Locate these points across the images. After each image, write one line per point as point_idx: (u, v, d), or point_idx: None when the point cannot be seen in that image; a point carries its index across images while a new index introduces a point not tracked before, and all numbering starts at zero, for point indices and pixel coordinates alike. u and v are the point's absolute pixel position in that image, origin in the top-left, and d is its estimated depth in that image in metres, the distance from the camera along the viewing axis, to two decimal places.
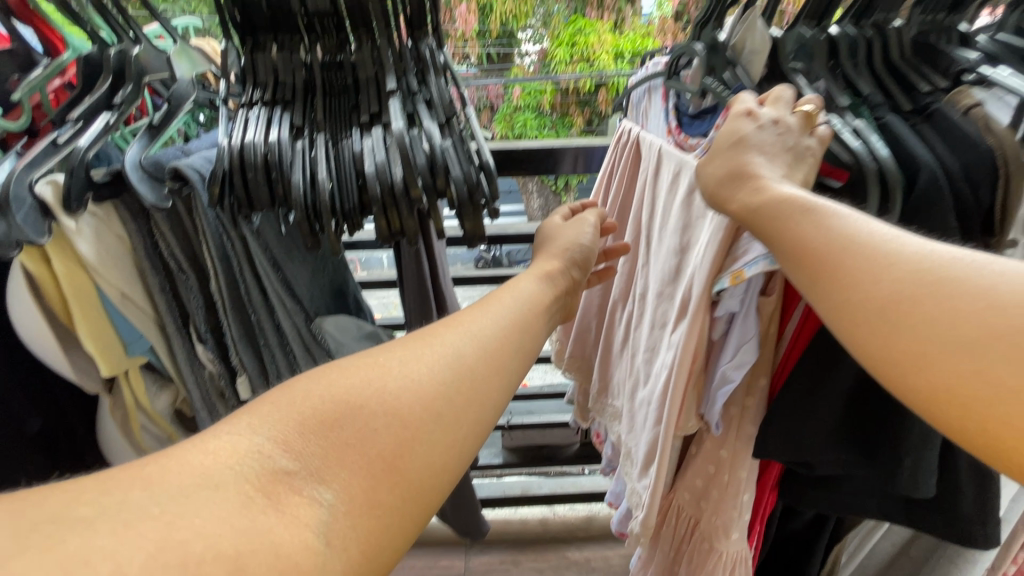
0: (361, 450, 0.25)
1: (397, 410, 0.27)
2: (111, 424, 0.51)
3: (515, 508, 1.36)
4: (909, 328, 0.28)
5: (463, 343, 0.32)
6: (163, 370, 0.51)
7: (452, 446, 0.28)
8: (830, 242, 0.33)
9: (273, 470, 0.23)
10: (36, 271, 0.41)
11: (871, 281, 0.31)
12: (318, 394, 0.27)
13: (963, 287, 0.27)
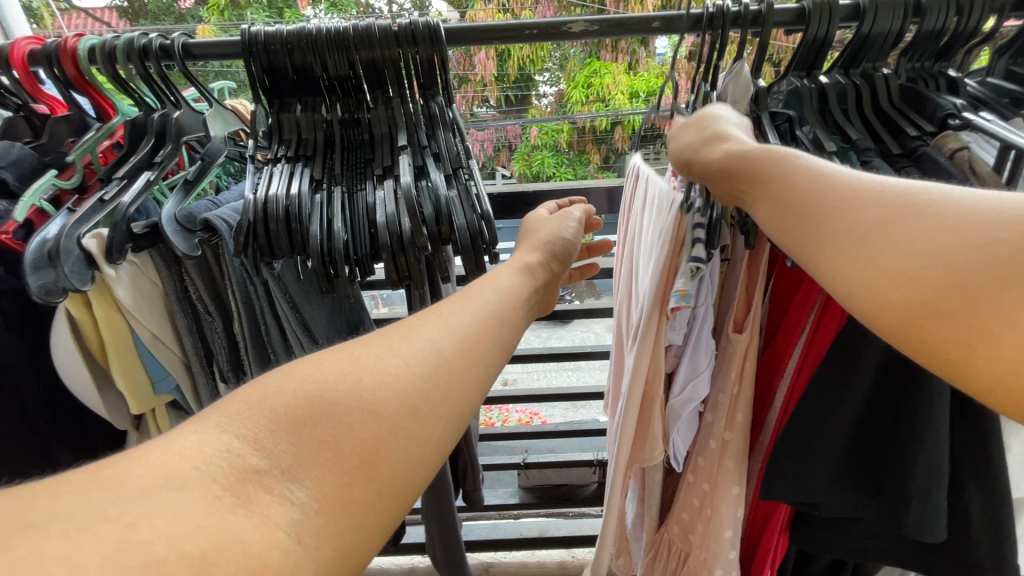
0: (337, 446, 0.24)
1: (373, 403, 0.26)
2: None
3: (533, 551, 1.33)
4: (893, 246, 0.26)
5: (441, 335, 0.32)
6: (187, 408, 0.54)
7: (428, 440, 0.28)
8: (809, 182, 0.32)
9: (243, 465, 0.22)
10: (79, 315, 0.44)
11: (858, 209, 0.28)
12: (290, 389, 0.25)
13: (951, 207, 0.25)
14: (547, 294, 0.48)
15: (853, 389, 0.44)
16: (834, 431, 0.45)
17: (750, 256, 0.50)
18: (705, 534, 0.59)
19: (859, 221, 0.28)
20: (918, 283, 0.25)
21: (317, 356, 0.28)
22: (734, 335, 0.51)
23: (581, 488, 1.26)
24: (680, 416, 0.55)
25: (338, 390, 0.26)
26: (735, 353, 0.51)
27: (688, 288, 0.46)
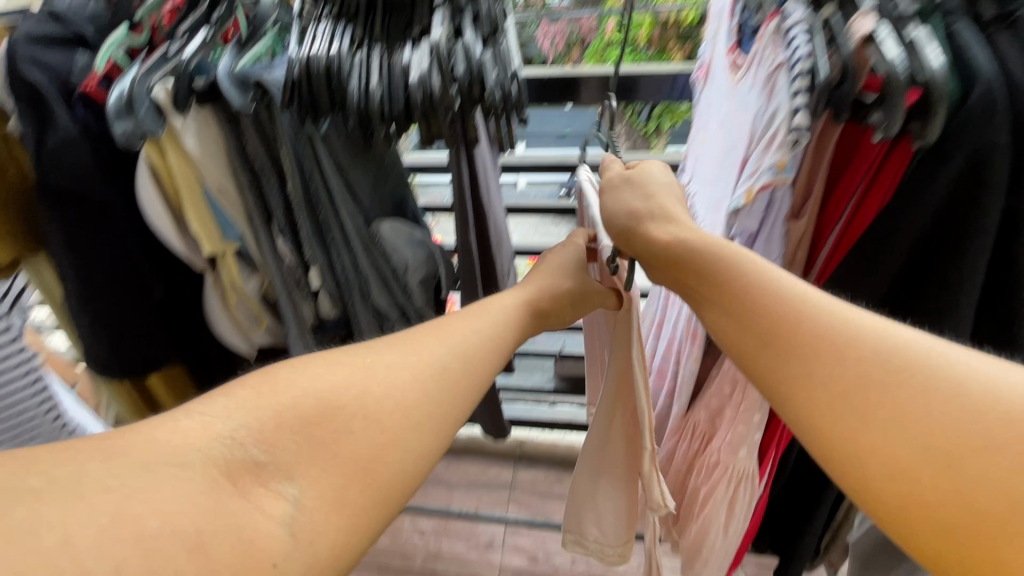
0: (337, 450, 0.31)
1: (372, 410, 0.34)
2: (213, 299, 0.61)
3: (564, 434, 1.45)
4: (877, 423, 0.29)
5: (447, 355, 0.39)
6: (253, 259, 0.61)
7: (422, 451, 0.35)
8: (767, 309, 0.34)
9: (240, 459, 0.29)
10: (157, 163, 0.51)
11: (834, 362, 0.31)
12: (293, 393, 0.32)
13: (936, 389, 0.28)
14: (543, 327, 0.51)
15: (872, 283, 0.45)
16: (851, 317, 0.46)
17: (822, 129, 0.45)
18: (712, 428, 0.63)
19: (833, 380, 0.31)
20: (909, 469, 0.28)
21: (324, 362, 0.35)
22: (790, 222, 0.48)
23: None
24: None
25: (343, 404, 0.33)
26: (790, 241, 0.49)
27: (789, 161, 0.41)
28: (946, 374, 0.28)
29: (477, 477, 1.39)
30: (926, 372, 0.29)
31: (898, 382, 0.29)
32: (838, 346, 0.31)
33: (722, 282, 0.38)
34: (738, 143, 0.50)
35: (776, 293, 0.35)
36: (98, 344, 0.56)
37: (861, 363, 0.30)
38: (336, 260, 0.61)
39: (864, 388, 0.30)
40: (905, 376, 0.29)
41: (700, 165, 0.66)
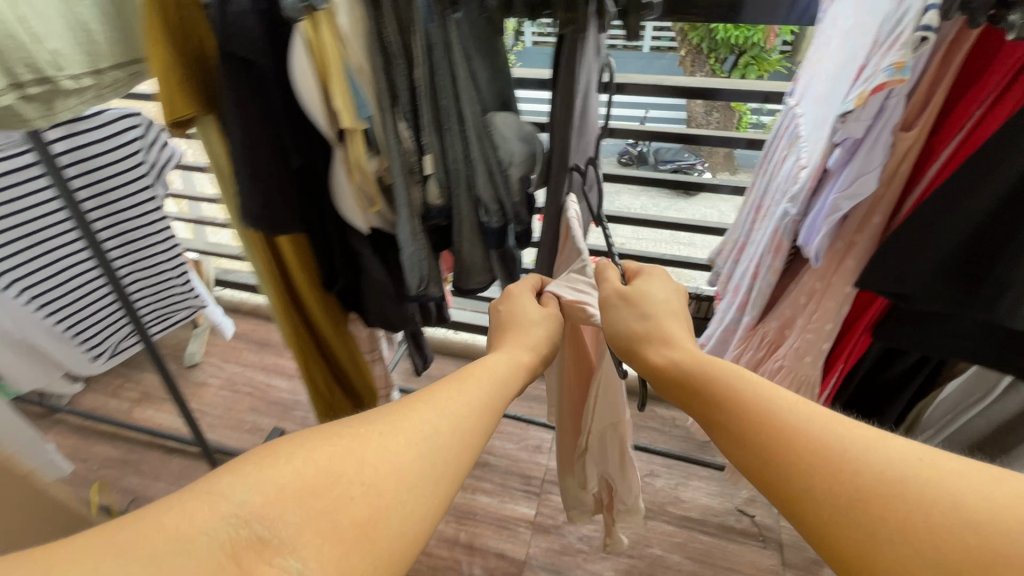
0: (339, 518, 0.35)
1: (369, 478, 0.38)
2: (340, 171, 0.67)
3: None
4: (884, 524, 0.33)
5: (437, 419, 0.44)
6: (376, 142, 0.66)
7: (422, 515, 0.39)
8: (766, 423, 0.41)
9: (245, 538, 0.32)
10: (309, 36, 0.56)
11: (831, 473, 0.36)
12: (291, 472, 0.36)
13: (930, 492, 0.33)
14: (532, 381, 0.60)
15: (978, 197, 0.45)
16: (953, 231, 0.47)
17: (955, 34, 0.44)
18: (782, 335, 0.68)
19: (835, 495, 0.35)
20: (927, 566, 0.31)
21: (336, 428, 0.40)
22: (900, 133, 0.49)
23: None
24: (833, 215, 0.52)
25: (348, 472, 0.37)
26: (897, 152, 0.50)
27: (909, 61, 0.42)
28: (931, 474, 0.34)
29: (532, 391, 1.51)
30: (911, 482, 0.34)
31: (891, 496, 0.33)
32: (837, 460, 0.36)
33: (727, 404, 0.44)
34: (862, 50, 0.51)
35: (773, 413, 0.41)
36: (253, 195, 0.64)
37: (852, 479, 0.35)
38: (449, 148, 0.67)
39: (871, 501, 0.34)
40: (901, 487, 0.34)
41: (814, 83, 0.65)
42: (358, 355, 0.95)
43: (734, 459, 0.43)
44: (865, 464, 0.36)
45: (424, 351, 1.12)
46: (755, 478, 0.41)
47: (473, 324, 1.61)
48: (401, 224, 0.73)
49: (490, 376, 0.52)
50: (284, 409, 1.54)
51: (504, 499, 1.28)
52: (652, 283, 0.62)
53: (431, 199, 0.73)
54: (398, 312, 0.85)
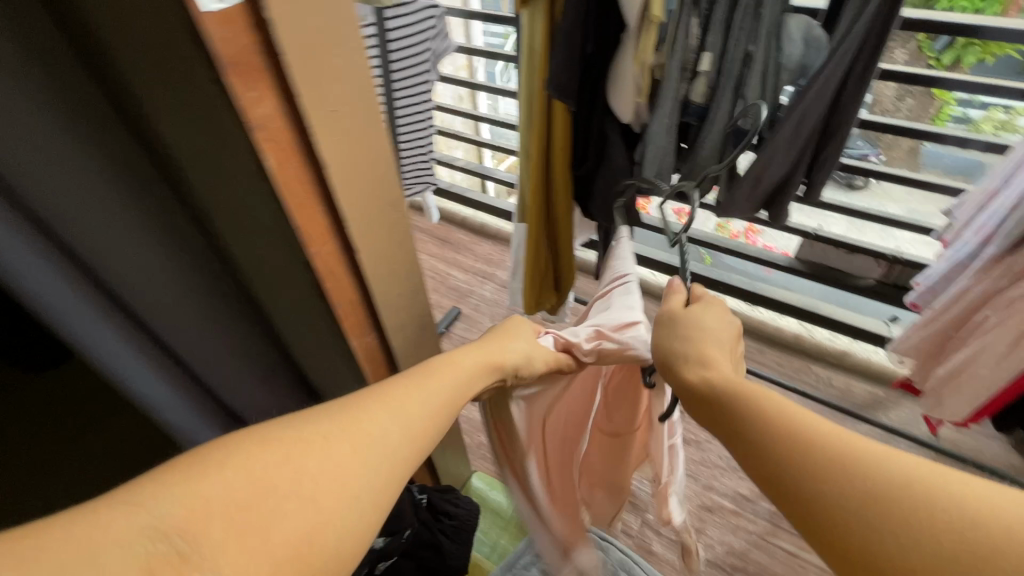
0: (276, 532, 0.33)
1: (316, 484, 0.36)
2: (628, 57, 0.78)
3: (778, 317, 1.60)
4: (889, 513, 0.36)
5: (389, 426, 0.42)
6: (664, 35, 0.78)
7: (375, 507, 0.39)
8: (789, 437, 0.41)
9: (161, 553, 0.29)
10: None
11: (846, 475, 0.38)
12: (223, 483, 0.33)
13: (926, 485, 0.36)
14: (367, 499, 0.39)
15: None
16: None
17: None
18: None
19: (849, 490, 0.37)
20: (927, 550, 0.34)
21: (270, 443, 0.37)
22: None
23: (862, 276, 1.43)
24: None
25: (297, 472, 0.36)
26: None
27: None
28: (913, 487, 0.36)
29: None
30: (917, 477, 0.37)
31: (897, 485, 0.36)
32: (845, 461, 0.38)
33: (753, 419, 0.44)
34: None
35: (797, 427, 0.42)
36: (558, 69, 0.79)
37: (865, 477, 0.37)
38: (730, 46, 0.76)
39: (869, 502, 0.36)
40: (907, 483, 0.36)
41: None
42: (557, 248, 1.10)
43: (750, 466, 0.43)
44: (871, 463, 0.38)
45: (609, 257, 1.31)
46: (769, 487, 0.42)
47: (646, 258, 1.76)
48: (661, 114, 0.85)
49: (450, 391, 0.49)
50: (461, 295, 1.78)
51: None
52: (708, 309, 0.59)
53: (693, 96, 0.83)
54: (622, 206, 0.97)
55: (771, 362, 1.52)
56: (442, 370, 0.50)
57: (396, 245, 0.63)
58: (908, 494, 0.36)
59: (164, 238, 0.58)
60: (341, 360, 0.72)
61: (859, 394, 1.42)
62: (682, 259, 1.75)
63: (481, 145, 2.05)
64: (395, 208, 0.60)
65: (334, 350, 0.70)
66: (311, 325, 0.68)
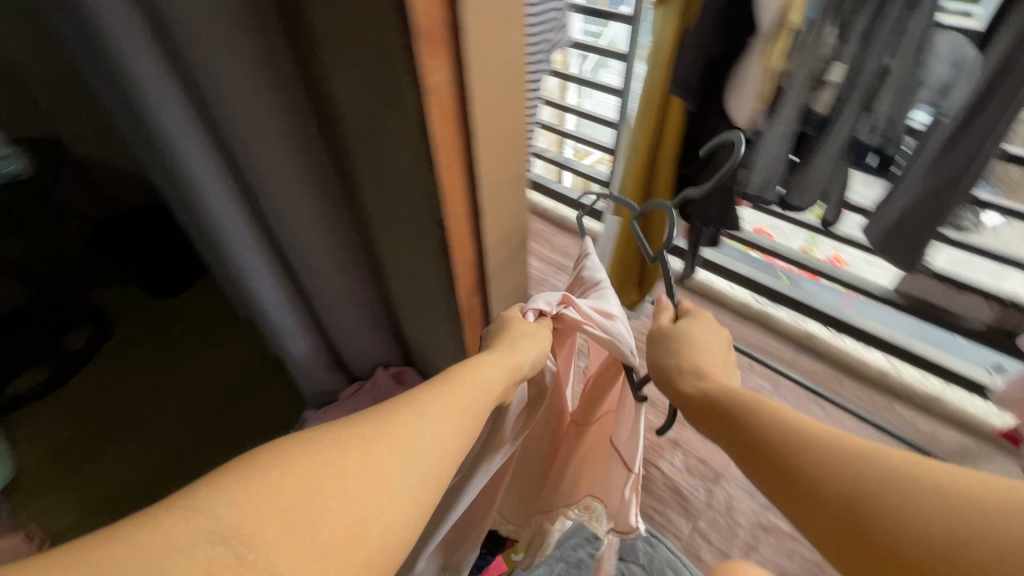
0: (321, 529, 0.32)
1: (357, 484, 0.36)
2: (754, 64, 0.79)
3: (864, 349, 1.53)
4: (876, 509, 0.36)
5: (417, 432, 0.41)
6: (795, 45, 0.78)
7: (412, 505, 0.38)
8: (776, 443, 0.42)
9: (222, 556, 0.29)
10: None
11: (832, 477, 0.39)
12: (268, 489, 0.32)
13: (908, 480, 0.36)
14: (405, 497, 0.38)
15: None
16: None
17: None
18: None
19: (836, 491, 0.38)
20: (912, 541, 0.34)
21: (309, 447, 0.36)
22: None
23: (967, 319, 1.33)
24: None
25: (341, 471, 0.35)
26: None
27: None
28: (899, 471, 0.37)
29: (764, 343, 1.60)
30: (903, 473, 0.37)
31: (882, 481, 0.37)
32: (831, 464, 0.39)
33: (746, 428, 0.45)
34: None
35: (786, 433, 0.42)
36: (685, 68, 0.82)
37: (850, 478, 0.38)
38: (867, 58, 0.76)
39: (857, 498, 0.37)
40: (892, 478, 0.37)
41: None
42: (646, 244, 1.14)
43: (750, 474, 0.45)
44: (859, 464, 0.38)
45: (693, 261, 1.33)
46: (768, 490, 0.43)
47: (725, 270, 1.72)
48: (778, 122, 0.85)
49: (478, 396, 0.48)
50: (535, 283, 1.83)
51: None
52: (697, 323, 0.59)
53: (816, 106, 0.83)
54: (721, 209, 0.98)
55: (849, 394, 1.45)
56: (467, 372, 0.48)
57: (510, 221, 0.68)
58: (892, 485, 0.36)
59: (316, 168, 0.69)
60: (444, 319, 0.78)
61: (948, 442, 1.33)
62: (764, 276, 1.70)
63: (563, 136, 2.08)
64: (519, 184, 0.66)
65: (441, 309, 0.76)
66: (425, 283, 0.75)
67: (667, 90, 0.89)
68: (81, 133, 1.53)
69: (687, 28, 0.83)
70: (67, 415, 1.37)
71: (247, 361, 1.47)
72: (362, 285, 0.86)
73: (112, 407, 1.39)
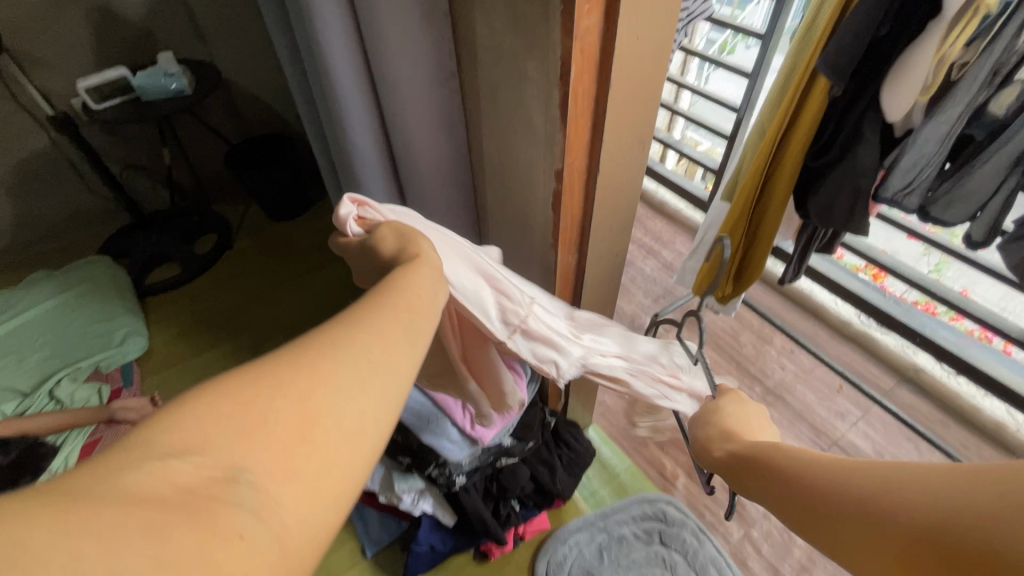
0: (271, 430, 0.29)
1: (297, 384, 0.31)
2: (926, 50, 0.71)
3: (981, 394, 1.37)
4: (903, 523, 0.29)
5: (342, 332, 0.35)
6: (983, 34, 0.69)
7: (369, 393, 0.33)
8: (792, 492, 0.37)
9: (179, 468, 0.26)
10: None
11: (854, 504, 0.32)
12: (218, 406, 0.29)
13: (922, 477, 0.30)
14: (344, 386, 0.32)
15: None
16: None
17: None
18: None
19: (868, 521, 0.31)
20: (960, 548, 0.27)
21: (247, 366, 0.32)
22: None
23: None
24: None
25: (277, 377, 0.31)
26: None
27: None
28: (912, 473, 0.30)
29: (862, 366, 1.48)
30: (918, 474, 0.30)
31: (895, 491, 0.31)
32: (844, 490, 0.33)
33: (768, 480, 0.40)
34: None
35: (798, 471, 0.37)
36: (839, 47, 0.75)
37: (869, 500, 0.31)
38: None
39: (883, 521, 0.30)
40: (901, 483, 0.31)
41: None
42: (758, 225, 1.02)
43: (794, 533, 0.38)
44: (866, 479, 0.32)
45: (801, 266, 1.22)
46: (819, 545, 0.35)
47: (831, 282, 1.59)
48: (939, 123, 0.76)
49: (431, 297, 0.41)
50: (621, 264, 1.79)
51: (786, 434, 1.32)
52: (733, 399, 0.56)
53: (993, 106, 0.73)
54: (848, 210, 0.90)
55: (953, 439, 1.32)
56: (412, 273, 0.41)
57: (620, 187, 0.68)
58: (900, 489, 0.30)
59: (436, 98, 0.72)
60: (537, 273, 0.79)
61: None
62: (876, 296, 1.55)
63: (675, 115, 1.99)
64: (639, 147, 0.64)
65: (536, 263, 0.77)
66: (524, 232, 0.76)
67: (812, 72, 0.82)
68: (234, 62, 1.69)
69: (846, 9, 0.77)
70: (191, 307, 1.57)
71: (346, 288, 1.58)
72: (460, 229, 0.90)
73: (225, 305, 1.57)
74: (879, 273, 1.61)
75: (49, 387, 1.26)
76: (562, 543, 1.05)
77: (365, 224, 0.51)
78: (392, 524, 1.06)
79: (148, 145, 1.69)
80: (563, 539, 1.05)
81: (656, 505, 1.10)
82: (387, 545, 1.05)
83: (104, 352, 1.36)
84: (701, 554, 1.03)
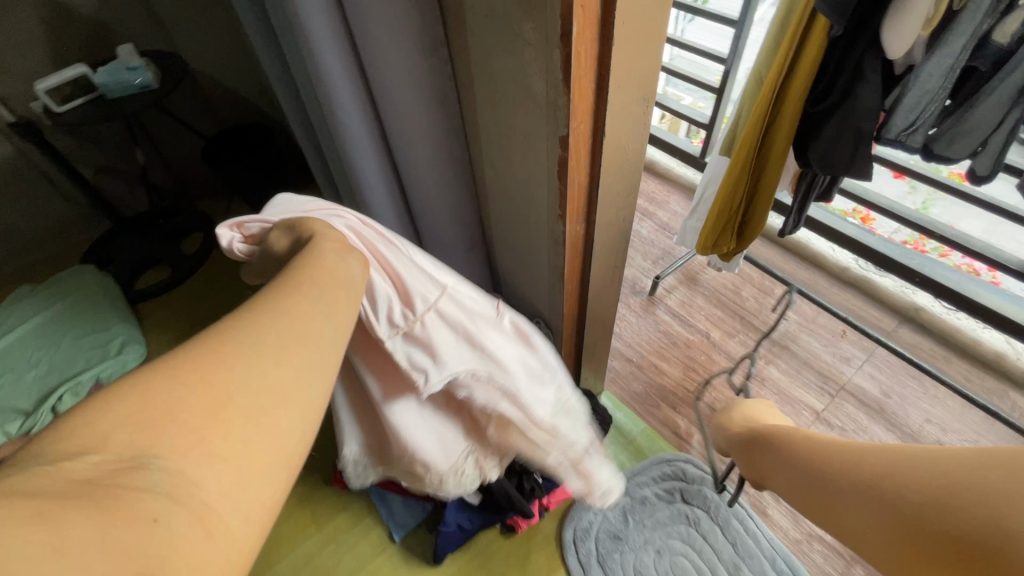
0: (175, 418, 0.30)
1: (199, 373, 0.33)
2: None
3: (979, 328, 1.40)
4: (826, 475, 0.50)
5: (243, 320, 0.38)
6: None
7: (282, 366, 0.36)
8: (786, 464, 0.58)
9: (76, 467, 0.27)
10: None
11: (808, 468, 0.53)
12: (114, 408, 0.30)
13: (847, 450, 0.50)
14: (249, 361, 0.35)
15: None
16: None
17: None
18: None
19: (809, 475, 0.53)
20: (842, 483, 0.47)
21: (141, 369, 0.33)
22: None
23: None
24: None
25: (174, 375, 0.32)
26: None
27: None
28: (850, 450, 0.50)
29: (864, 309, 1.49)
30: (847, 450, 0.50)
31: (830, 459, 0.51)
32: (808, 459, 0.54)
33: (773, 457, 0.62)
34: None
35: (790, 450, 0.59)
36: None
37: (816, 464, 0.52)
38: None
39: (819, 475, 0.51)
40: (836, 455, 0.50)
41: None
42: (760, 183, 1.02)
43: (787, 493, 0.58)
44: (822, 451, 0.53)
45: (801, 216, 1.20)
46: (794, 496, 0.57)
47: (829, 230, 1.56)
48: (942, 57, 0.74)
49: (337, 284, 0.44)
50: None
51: (795, 384, 1.34)
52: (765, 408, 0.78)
53: (997, 35, 0.70)
54: (849, 155, 0.88)
55: (956, 373, 1.35)
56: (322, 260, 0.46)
57: (622, 154, 0.65)
58: (834, 455, 0.51)
59: (428, 75, 0.68)
60: (544, 246, 0.77)
61: None
62: (872, 239, 1.55)
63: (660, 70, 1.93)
64: (643, 105, 0.62)
65: (542, 235, 0.75)
66: (526, 208, 0.74)
67: (812, 10, 0.79)
68: (198, 52, 1.60)
69: None
70: (185, 310, 1.53)
71: None
72: (457, 209, 0.87)
73: (222, 305, 1.55)
74: (866, 216, 1.64)
75: (51, 405, 1.22)
76: (587, 510, 1.06)
77: (251, 240, 0.55)
78: (416, 507, 1.07)
79: (119, 146, 1.62)
80: (587, 506, 1.07)
81: (675, 464, 1.12)
82: (414, 527, 1.06)
83: (102, 364, 1.32)
84: (723, 507, 1.05)
